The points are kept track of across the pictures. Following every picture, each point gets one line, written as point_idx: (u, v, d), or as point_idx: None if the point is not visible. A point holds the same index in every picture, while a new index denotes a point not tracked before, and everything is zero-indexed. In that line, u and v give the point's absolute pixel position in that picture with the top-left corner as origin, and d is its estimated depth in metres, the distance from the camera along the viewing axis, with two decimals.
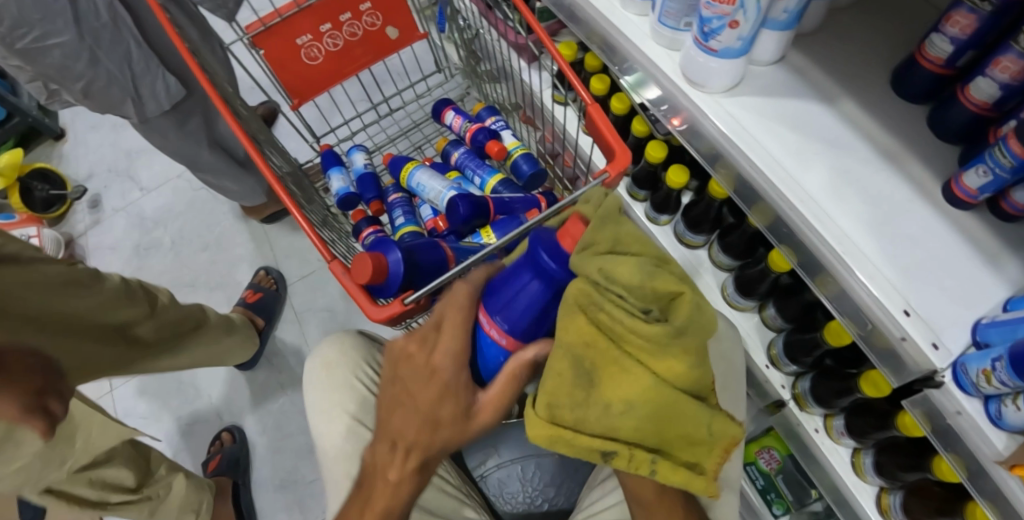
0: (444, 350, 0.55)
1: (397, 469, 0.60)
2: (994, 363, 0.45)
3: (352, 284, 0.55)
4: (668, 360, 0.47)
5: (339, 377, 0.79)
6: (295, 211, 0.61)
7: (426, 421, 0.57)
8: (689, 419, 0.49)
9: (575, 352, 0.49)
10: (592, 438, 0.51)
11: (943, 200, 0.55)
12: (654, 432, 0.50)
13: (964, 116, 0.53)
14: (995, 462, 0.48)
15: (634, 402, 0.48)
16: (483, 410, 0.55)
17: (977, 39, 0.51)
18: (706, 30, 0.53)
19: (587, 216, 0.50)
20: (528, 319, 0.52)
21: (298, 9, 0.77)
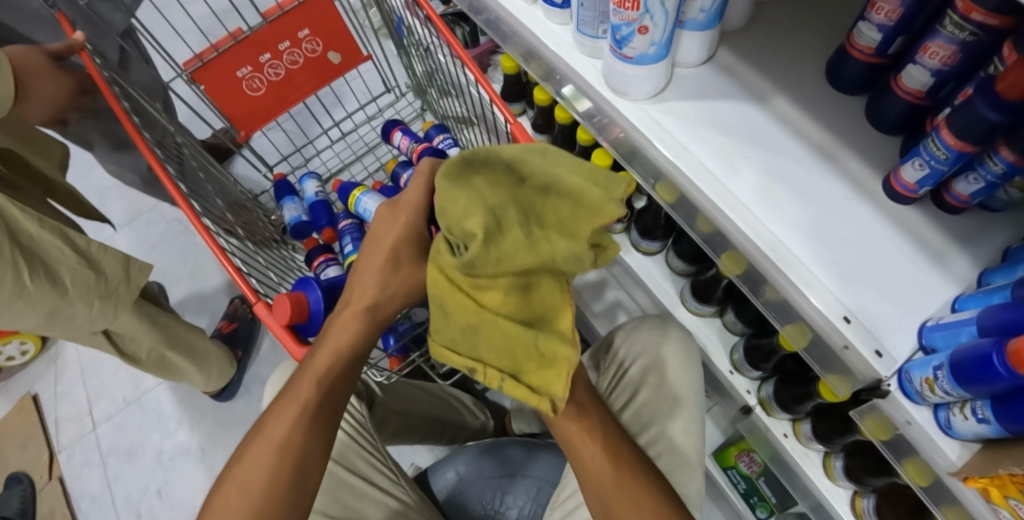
0: (409, 214, 0.54)
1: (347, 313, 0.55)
2: (936, 371, 0.43)
3: (277, 326, 0.55)
4: (492, 293, 0.50)
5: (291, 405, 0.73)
6: (217, 253, 0.59)
7: (385, 262, 0.55)
8: (519, 350, 0.52)
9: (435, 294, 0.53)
10: (466, 359, 0.54)
11: (884, 197, 0.52)
12: (505, 354, 0.52)
13: (900, 107, 0.51)
14: (949, 473, 0.46)
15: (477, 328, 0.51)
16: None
17: (908, 22, 0.47)
18: (617, 37, 0.50)
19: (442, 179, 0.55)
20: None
21: (234, 42, 0.76)
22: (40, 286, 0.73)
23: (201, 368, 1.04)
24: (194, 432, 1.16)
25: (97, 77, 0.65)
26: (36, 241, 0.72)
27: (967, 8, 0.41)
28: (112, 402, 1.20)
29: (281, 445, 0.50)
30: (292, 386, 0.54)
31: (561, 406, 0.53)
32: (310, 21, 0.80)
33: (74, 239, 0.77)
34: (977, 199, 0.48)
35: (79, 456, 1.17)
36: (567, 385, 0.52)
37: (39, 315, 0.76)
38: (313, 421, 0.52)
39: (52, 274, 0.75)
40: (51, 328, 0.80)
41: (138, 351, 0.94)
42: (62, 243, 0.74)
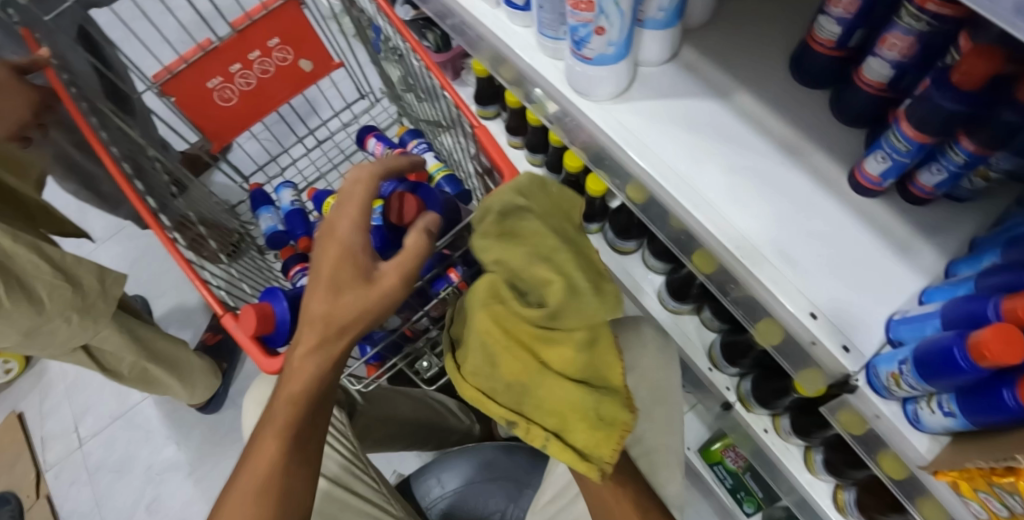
0: (342, 227, 0.50)
1: (300, 350, 0.50)
2: (901, 366, 0.42)
3: (244, 337, 0.55)
4: (558, 349, 0.58)
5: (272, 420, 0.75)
6: (183, 266, 0.59)
7: (325, 292, 0.49)
8: (577, 408, 0.57)
9: (480, 342, 0.57)
10: (504, 410, 0.58)
11: (849, 189, 0.52)
12: (553, 413, 0.58)
13: (864, 100, 0.51)
14: (920, 467, 0.45)
15: (532, 384, 0.57)
16: (387, 274, 0.50)
17: (867, 14, 0.47)
18: (576, 38, 0.50)
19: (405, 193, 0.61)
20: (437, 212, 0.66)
21: (203, 53, 0.76)
22: (16, 303, 0.72)
23: (185, 382, 1.03)
24: (182, 446, 1.15)
25: (63, 93, 0.65)
26: (9, 256, 0.71)
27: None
28: (98, 419, 1.20)
29: (260, 491, 0.50)
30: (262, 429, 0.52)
31: (607, 470, 0.58)
32: (279, 30, 0.80)
33: (48, 252, 0.75)
34: (942, 190, 0.48)
35: (66, 474, 1.16)
36: (614, 450, 0.57)
37: (18, 332, 0.75)
38: (286, 465, 0.51)
39: (28, 291, 0.74)
40: (28, 343, 0.79)
41: (117, 363, 0.92)
42: (37, 259, 0.73)
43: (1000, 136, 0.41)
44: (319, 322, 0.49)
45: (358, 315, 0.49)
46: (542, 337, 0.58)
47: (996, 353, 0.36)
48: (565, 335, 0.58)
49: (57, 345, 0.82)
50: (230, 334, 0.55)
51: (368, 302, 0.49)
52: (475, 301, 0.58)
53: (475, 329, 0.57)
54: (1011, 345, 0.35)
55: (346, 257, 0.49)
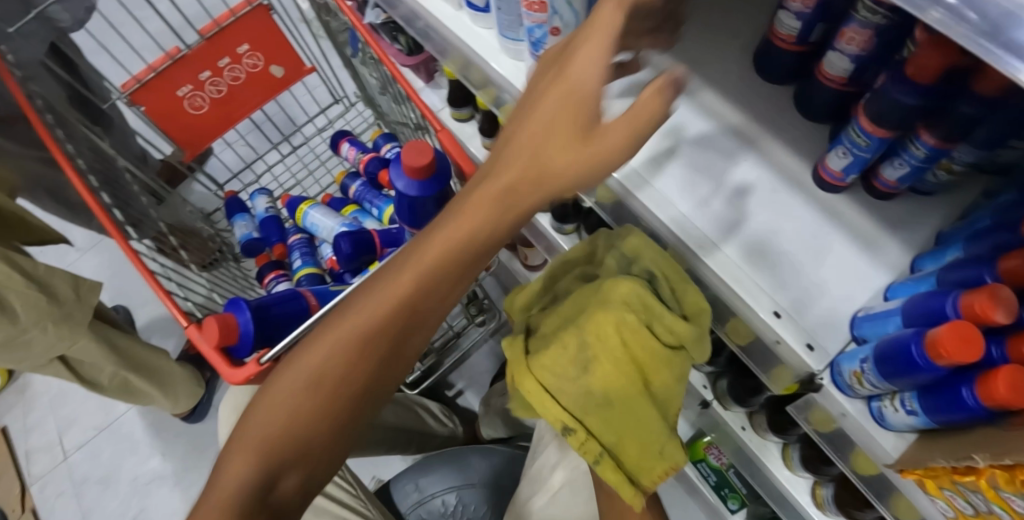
0: (588, 53, 0.36)
1: (488, 183, 0.42)
2: (863, 364, 0.42)
3: (207, 347, 0.53)
4: (660, 376, 0.54)
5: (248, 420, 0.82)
6: (145, 276, 0.58)
7: (535, 135, 0.39)
8: (631, 426, 0.55)
9: (577, 339, 0.54)
10: (561, 410, 0.55)
11: (813, 185, 0.52)
12: (613, 430, 0.55)
13: (826, 95, 0.50)
14: (886, 465, 0.45)
15: (608, 395, 0.54)
16: (613, 130, 0.36)
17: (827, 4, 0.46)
18: (532, 40, 0.49)
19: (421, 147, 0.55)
20: (416, 217, 0.60)
21: (171, 61, 0.75)
22: None
23: (167, 392, 1.02)
24: (167, 456, 1.15)
25: (26, 106, 0.64)
26: None
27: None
28: (83, 431, 1.19)
29: (358, 346, 0.43)
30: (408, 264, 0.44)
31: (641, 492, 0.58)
32: (249, 36, 0.79)
33: (21, 264, 0.73)
34: (905, 184, 0.48)
35: (52, 487, 1.16)
36: (656, 480, 0.57)
37: None
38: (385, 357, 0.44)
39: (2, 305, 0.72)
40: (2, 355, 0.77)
41: (98, 373, 0.90)
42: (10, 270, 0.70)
43: (958, 128, 0.40)
44: (516, 166, 0.40)
45: (562, 171, 0.38)
46: (648, 356, 0.54)
47: (951, 352, 0.35)
48: (663, 361, 0.54)
49: (33, 356, 0.80)
50: (195, 345, 0.54)
51: (576, 159, 0.37)
52: (608, 303, 0.54)
53: (589, 333, 0.54)
54: (967, 343, 0.35)
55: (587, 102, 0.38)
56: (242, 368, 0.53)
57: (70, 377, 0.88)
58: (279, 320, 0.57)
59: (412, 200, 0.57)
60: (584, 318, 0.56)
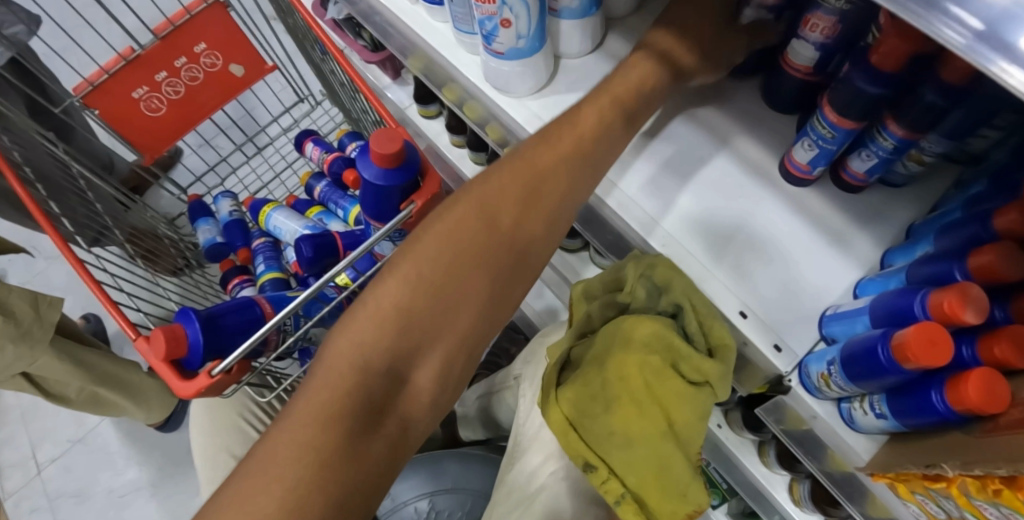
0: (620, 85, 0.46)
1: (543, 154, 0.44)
2: (830, 367, 0.40)
3: (157, 360, 0.51)
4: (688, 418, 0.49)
5: (223, 419, 0.83)
6: (91, 285, 0.55)
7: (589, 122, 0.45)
8: (657, 472, 0.49)
9: (596, 375, 0.51)
10: (583, 446, 0.51)
11: (781, 178, 0.50)
12: (637, 470, 0.49)
13: (792, 84, 0.48)
14: (857, 469, 0.43)
15: (628, 434, 0.49)
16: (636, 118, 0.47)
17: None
18: (484, 32, 0.47)
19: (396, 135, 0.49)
20: (381, 206, 0.53)
21: (125, 62, 0.72)
22: None
23: (139, 402, 0.97)
24: (143, 467, 1.13)
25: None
26: None
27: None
28: (58, 443, 1.16)
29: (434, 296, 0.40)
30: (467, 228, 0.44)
31: None
32: (206, 34, 0.76)
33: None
34: (874, 176, 0.46)
35: (26, 503, 1.13)
36: None
37: None
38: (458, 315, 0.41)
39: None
40: None
41: (63, 386, 0.86)
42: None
43: (926, 118, 0.38)
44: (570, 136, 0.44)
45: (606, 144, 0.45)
46: (669, 398, 0.48)
47: (918, 355, 0.33)
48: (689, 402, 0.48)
49: None
50: (145, 358, 0.52)
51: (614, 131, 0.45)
52: (629, 338, 0.50)
53: (612, 368, 0.50)
54: (933, 345, 0.33)
55: (615, 114, 0.45)
56: (194, 382, 0.51)
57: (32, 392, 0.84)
58: (232, 329, 0.54)
59: (380, 189, 0.51)
60: (604, 353, 0.51)
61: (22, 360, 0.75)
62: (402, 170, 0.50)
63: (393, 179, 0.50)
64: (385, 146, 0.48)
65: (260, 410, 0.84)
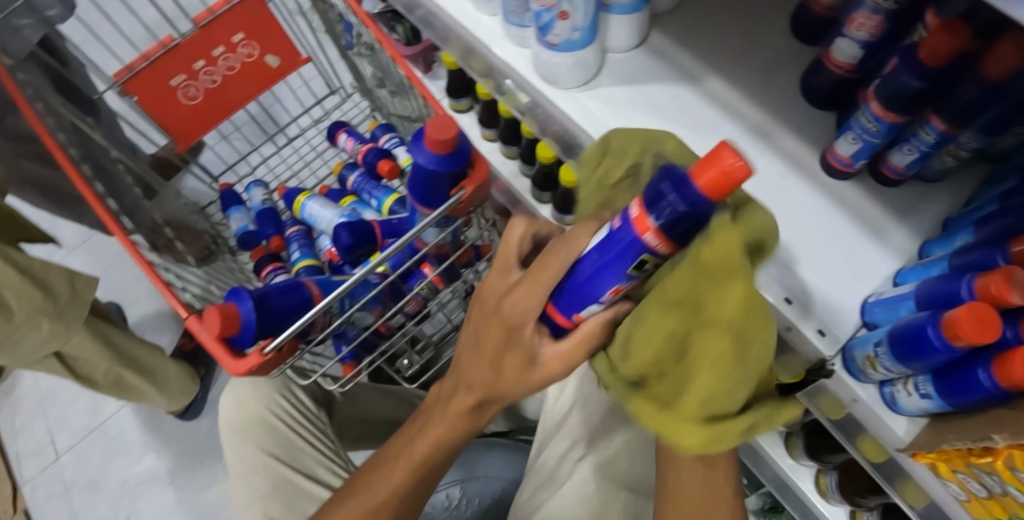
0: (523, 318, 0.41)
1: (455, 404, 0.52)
2: (877, 348, 0.42)
3: (209, 339, 0.52)
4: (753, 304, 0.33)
5: (250, 413, 0.81)
6: (142, 262, 0.57)
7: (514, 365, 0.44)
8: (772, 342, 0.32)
9: (684, 376, 0.33)
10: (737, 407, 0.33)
11: (821, 171, 0.52)
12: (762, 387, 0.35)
13: (831, 80, 0.50)
14: (897, 449, 0.45)
15: (746, 341, 0.31)
16: (551, 363, 0.41)
17: (578, 305, 0.38)
18: (539, 24, 0.49)
19: (453, 120, 0.49)
20: (428, 192, 0.54)
21: (164, 51, 0.74)
22: None
23: (162, 391, 0.98)
24: (162, 454, 1.12)
25: (19, 98, 0.63)
26: None
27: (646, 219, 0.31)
28: (74, 432, 1.16)
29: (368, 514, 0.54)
30: (393, 452, 0.57)
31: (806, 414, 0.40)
32: (243, 24, 0.77)
33: (14, 257, 0.70)
34: (913, 170, 0.48)
35: (43, 490, 1.14)
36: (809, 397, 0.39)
37: None
38: None
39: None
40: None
41: (90, 370, 0.87)
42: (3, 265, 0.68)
43: (965, 113, 0.40)
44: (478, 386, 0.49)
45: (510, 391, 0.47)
46: (709, 299, 0.30)
47: (968, 333, 0.35)
48: (728, 271, 0.29)
49: (22, 353, 0.77)
50: (196, 337, 0.53)
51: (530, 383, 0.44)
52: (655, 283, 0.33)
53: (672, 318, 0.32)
54: (983, 325, 0.35)
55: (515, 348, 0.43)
56: (248, 359, 0.52)
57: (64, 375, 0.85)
58: (283, 311, 0.55)
59: (429, 176, 0.52)
60: (655, 354, 0.34)
61: (58, 334, 0.76)
62: (455, 156, 0.51)
63: (446, 164, 0.51)
64: (441, 131, 0.49)
65: (288, 403, 0.82)
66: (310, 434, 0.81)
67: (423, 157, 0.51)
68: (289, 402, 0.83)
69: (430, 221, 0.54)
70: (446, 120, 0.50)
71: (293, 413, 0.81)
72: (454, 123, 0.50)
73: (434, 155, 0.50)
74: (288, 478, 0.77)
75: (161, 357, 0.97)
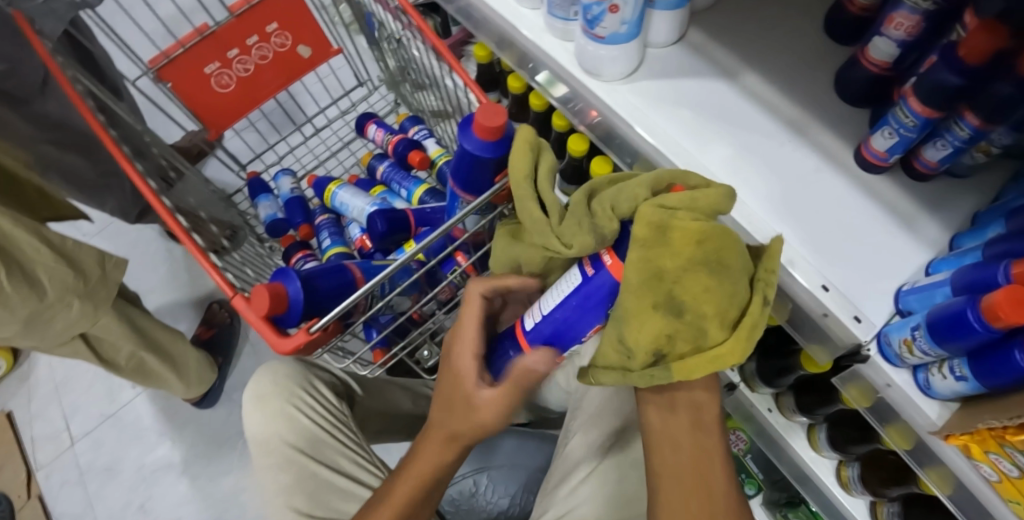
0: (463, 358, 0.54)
1: (429, 444, 0.56)
2: (914, 332, 0.44)
3: (256, 318, 0.52)
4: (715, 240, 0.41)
5: (274, 409, 0.76)
6: (185, 239, 0.58)
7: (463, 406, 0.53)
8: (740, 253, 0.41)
9: (699, 325, 0.40)
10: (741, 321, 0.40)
11: (855, 165, 0.54)
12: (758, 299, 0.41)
13: (866, 78, 0.52)
14: (930, 433, 0.46)
15: (720, 263, 0.40)
16: (484, 406, 0.52)
17: (550, 340, 0.50)
18: (589, 17, 0.50)
19: (502, 109, 0.51)
20: (473, 177, 0.55)
21: (200, 38, 0.75)
22: (18, 288, 0.69)
23: (181, 376, 1.02)
24: (176, 443, 1.18)
25: (54, 69, 0.63)
26: (11, 240, 0.68)
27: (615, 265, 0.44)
28: (88, 418, 1.22)
29: None
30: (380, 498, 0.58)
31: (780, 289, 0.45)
32: (278, 15, 0.78)
33: (48, 235, 0.72)
34: (945, 165, 0.50)
35: (57, 476, 1.19)
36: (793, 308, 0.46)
37: (17, 321, 0.71)
38: None
39: (29, 276, 0.70)
40: (23, 334, 0.75)
41: (111, 350, 0.89)
42: (38, 243, 0.70)
43: (1000, 111, 0.42)
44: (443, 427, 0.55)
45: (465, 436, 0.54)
46: (665, 258, 0.40)
47: (1007, 314, 0.37)
48: (659, 227, 0.40)
49: (49, 336, 0.78)
50: (241, 316, 0.53)
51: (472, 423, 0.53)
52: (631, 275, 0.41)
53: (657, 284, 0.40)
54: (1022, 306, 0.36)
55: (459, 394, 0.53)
56: (292, 337, 0.53)
57: (87, 358, 0.87)
58: (326, 293, 0.56)
59: (476, 161, 0.53)
60: (658, 334, 0.41)
61: (86, 312, 0.79)
62: (503, 143, 0.52)
63: (493, 151, 0.52)
64: (490, 118, 0.51)
65: (311, 397, 0.78)
66: (334, 428, 0.78)
67: (471, 144, 0.52)
68: (312, 396, 0.79)
69: (473, 208, 0.55)
70: (496, 109, 0.51)
71: (317, 407, 0.78)
72: (503, 111, 0.51)
73: (483, 141, 0.52)
74: (313, 472, 0.74)
75: (177, 338, 0.99)
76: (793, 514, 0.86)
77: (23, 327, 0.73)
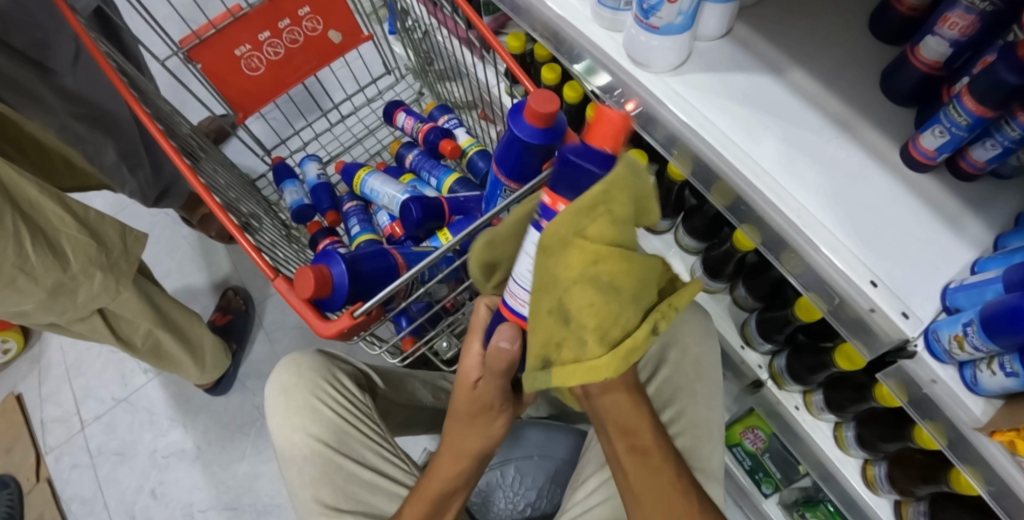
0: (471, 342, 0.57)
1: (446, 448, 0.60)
2: (966, 327, 0.44)
3: (298, 301, 0.51)
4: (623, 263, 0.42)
5: (298, 402, 0.76)
6: (221, 215, 0.56)
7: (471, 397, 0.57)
8: (645, 268, 0.44)
9: (580, 336, 0.43)
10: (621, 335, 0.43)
11: (901, 163, 0.54)
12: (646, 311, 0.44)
13: (914, 77, 0.52)
14: (975, 429, 0.47)
15: (611, 284, 0.42)
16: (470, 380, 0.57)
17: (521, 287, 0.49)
18: (645, 7, 0.50)
19: (552, 94, 0.51)
20: (520, 163, 0.55)
21: (232, 19, 0.74)
22: (43, 259, 0.68)
23: (195, 358, 1.04)
24: (187, 430, 1.22)
25: (81, 33, 0.61)
26: (36, 207, 0.68)
27: (613, 148, 0.41)
28: (100, 402, 1.26)
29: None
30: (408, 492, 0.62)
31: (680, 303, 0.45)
32: None
33: (71, 205, 0.72)
34: (993, 165, 0.49)
35: (67, 458, 1.22)
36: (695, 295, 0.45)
37: (40, 294, 0.71)
38: None
39: (53, 244, 0.70)
40: (45, 309, 0.74)
41: (124, 326, 0.89)
42: (62, 211, 0.70)
43: None
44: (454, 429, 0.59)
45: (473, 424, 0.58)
46: (559, 269, 0.42)
47: None
48: (562, 242, 0.41)
49: (66, 312, 0.77)
50: (282, 299, 0.52)
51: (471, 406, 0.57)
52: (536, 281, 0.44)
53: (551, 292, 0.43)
54: None
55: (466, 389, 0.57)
56: (336, 319, 0.50)
57: (102, 334, 0.87)
58: (371, 277, 0.57)
59: (525, 147, 0.53)
60: (548, 341, 0.45)
61: (106, 284, 0.78)
62: (552, 130, 0.52)
63: (541, 137, 0.52)
64: (541, 104, 0.50)
65: (334, 389, 0.77)
66: (358, 420, 0.77)
67: (519, 129, 0.52)
68: (336, 388, 0.78)
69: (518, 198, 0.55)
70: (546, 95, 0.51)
71: (343, 400, 0.77)
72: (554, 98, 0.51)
73: (531, 126, 0.52)
74: (339, 465, 0.73)
75: (190, 318, 1.00)
76: (811, 514, 0.87)
77: (47, 301, 0.72)
